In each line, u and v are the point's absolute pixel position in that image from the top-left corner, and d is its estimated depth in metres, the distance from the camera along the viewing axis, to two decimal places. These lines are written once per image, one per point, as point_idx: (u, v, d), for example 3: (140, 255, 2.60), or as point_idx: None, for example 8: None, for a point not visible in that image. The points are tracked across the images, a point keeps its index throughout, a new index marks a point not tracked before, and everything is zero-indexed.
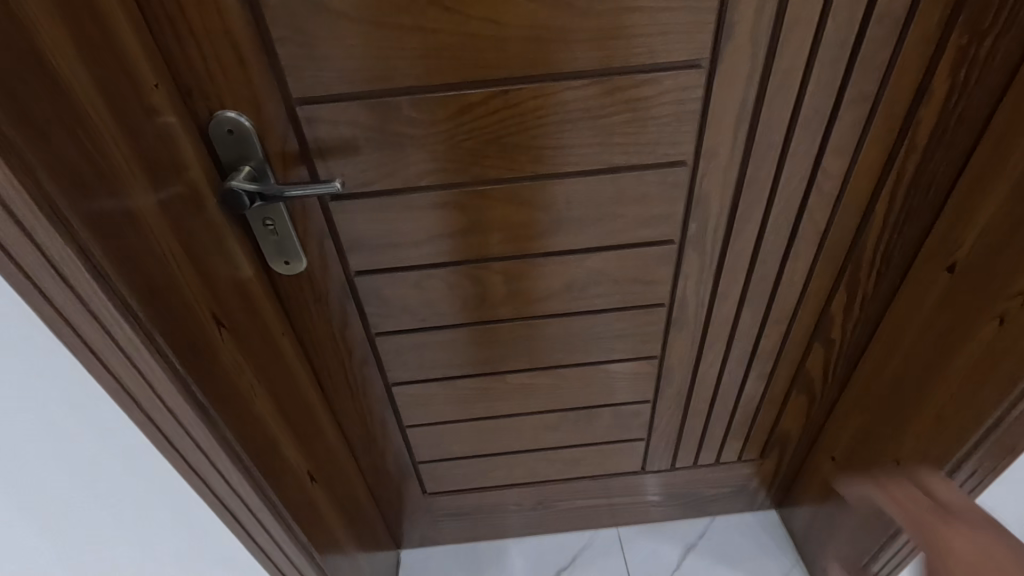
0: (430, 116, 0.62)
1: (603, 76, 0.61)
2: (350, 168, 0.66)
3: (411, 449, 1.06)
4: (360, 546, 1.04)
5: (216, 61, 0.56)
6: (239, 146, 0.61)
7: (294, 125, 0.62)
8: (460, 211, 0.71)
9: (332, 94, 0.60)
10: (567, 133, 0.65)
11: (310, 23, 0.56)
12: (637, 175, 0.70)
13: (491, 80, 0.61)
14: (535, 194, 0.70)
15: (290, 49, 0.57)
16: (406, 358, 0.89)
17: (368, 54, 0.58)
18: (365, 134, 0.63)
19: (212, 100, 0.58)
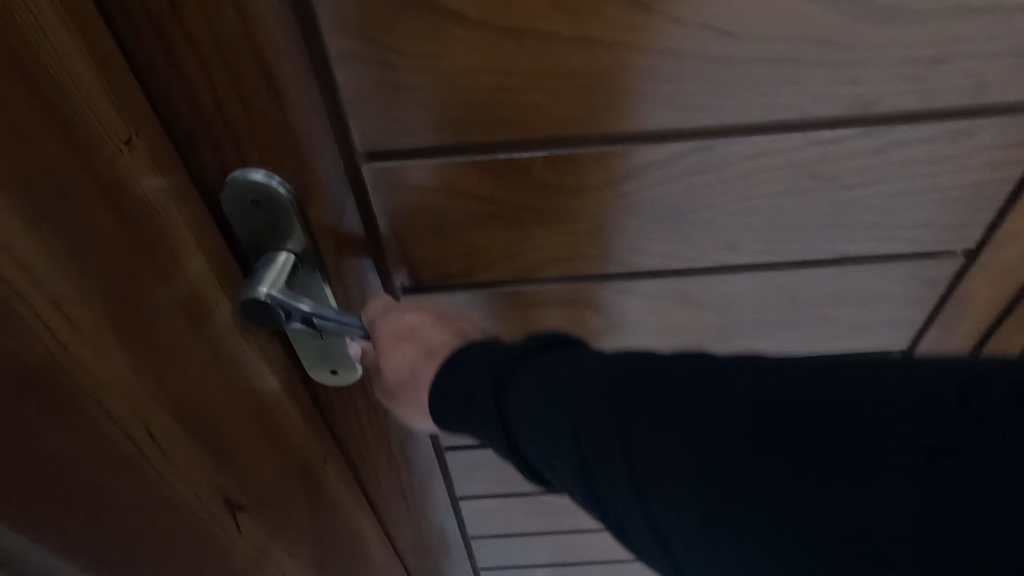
0: (574, 179, 0.39)
1: (878, 123, 0.36)
2: (438, 252, 0.43)
3: (472, 555, 0.85)
4: None
5: (231, 89, 0.32)
6: (269, 222, 0.37)
7: (357, 191, 0.38)
8: (592, 310, 0.48)
9: (422, 146, 0.37)
10: (789, 210, 0.40)
11: (397, 31, 0.32)
12: (875, 268, 0.45)
13: (686, 129, 0.36)
14: (712, 289, 0.46)
15: (360, 71, 0.33)
16: (482, 471, 0.68)
17: (491, 84, 0.34)
18: (468, 208, 0.40)
19: (226, 151, 0.34)
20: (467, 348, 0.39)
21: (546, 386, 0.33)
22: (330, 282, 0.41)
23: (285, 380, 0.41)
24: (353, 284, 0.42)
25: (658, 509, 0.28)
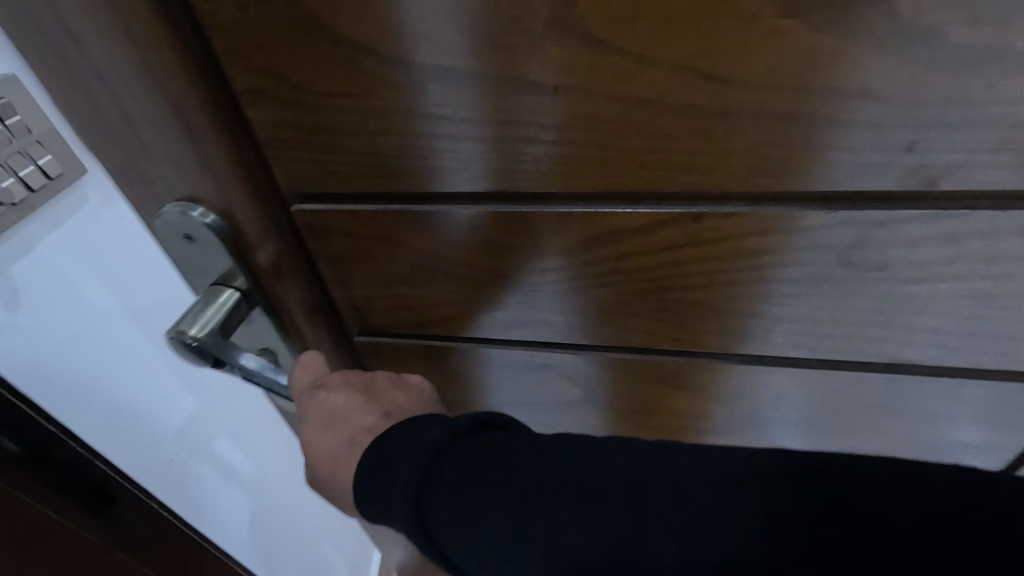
0: (536, 241, 0.32)
1: (945, 204, 0.26)
2: (389, 301, 0.38)
3: None
4: None
5: (140, 116, 0.27)
6: (209, 256, 0.32)
7: (291, 231, 0.34)
8: (568, 379, 0.41)
9: (353, 193, 0.31)
10: (813, 301, 0.31)
11: (304, 69, 0.26)
12: (946, 383, 0.34)
13: (669, 194, 0.28)
14: (711, 376, 0.38)
15: (271, 108, 0.28)
16: None
17: (420, 129, 0.28)
18: (405, 257, 0.35)
19: (153, 187, 0.30)
20: (392, 432, 0.29)
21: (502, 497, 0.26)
22: (280, 320, 0.37)
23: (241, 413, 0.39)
24: (302, 322, 0.38)
25: None
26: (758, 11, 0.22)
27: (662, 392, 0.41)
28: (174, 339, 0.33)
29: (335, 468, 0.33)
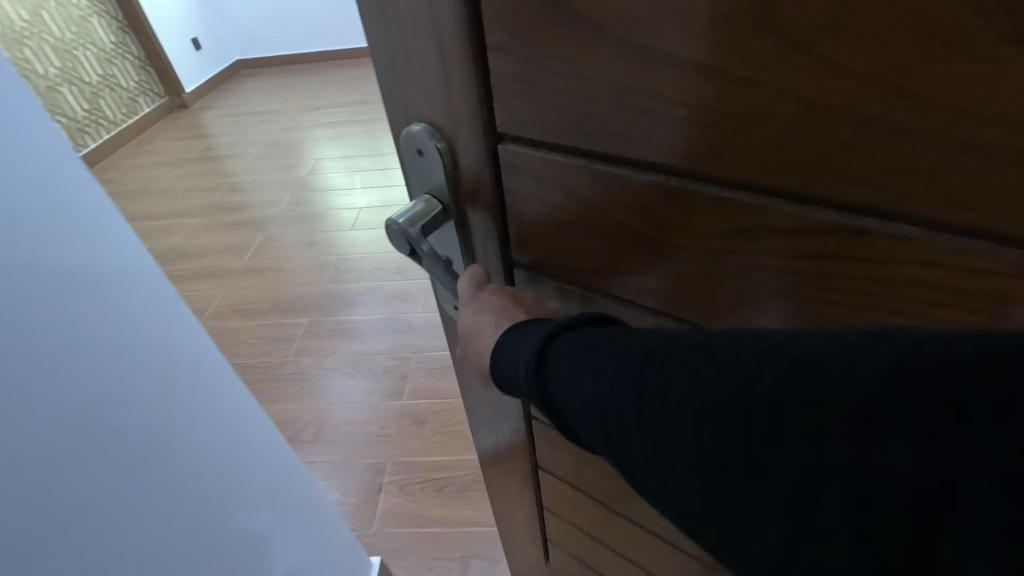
0: (690, 217, 0.37)
1: None
2: (550, 244, 0.45)
3: (541, 518, 0.94)
4: (510, 540, 1.08)
5: (417, 51, 0.38)
6: (429, 171, 0.45)
7: (493, 165, 0.42)
8: None
9: (547, 143, 0.38)
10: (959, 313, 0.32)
11: (538, 34, 0.33)
12: None
13: (828, 198, 0.31)
14: None
15: (506, 62, 0.35)
16: (560, 442, 0.73)
17: (620, 97, 0.33)
18: (573, 206, 0.41)
19: (411, 107, 0.43)
20: (516, 327, 0.44)
21: (580, 371, 0.38)
22: (462, 236, 0.49)
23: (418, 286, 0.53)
24: (477, 247, 0.49)
25: (679, 492, 0.33)
26: (980, 32, 0.23)
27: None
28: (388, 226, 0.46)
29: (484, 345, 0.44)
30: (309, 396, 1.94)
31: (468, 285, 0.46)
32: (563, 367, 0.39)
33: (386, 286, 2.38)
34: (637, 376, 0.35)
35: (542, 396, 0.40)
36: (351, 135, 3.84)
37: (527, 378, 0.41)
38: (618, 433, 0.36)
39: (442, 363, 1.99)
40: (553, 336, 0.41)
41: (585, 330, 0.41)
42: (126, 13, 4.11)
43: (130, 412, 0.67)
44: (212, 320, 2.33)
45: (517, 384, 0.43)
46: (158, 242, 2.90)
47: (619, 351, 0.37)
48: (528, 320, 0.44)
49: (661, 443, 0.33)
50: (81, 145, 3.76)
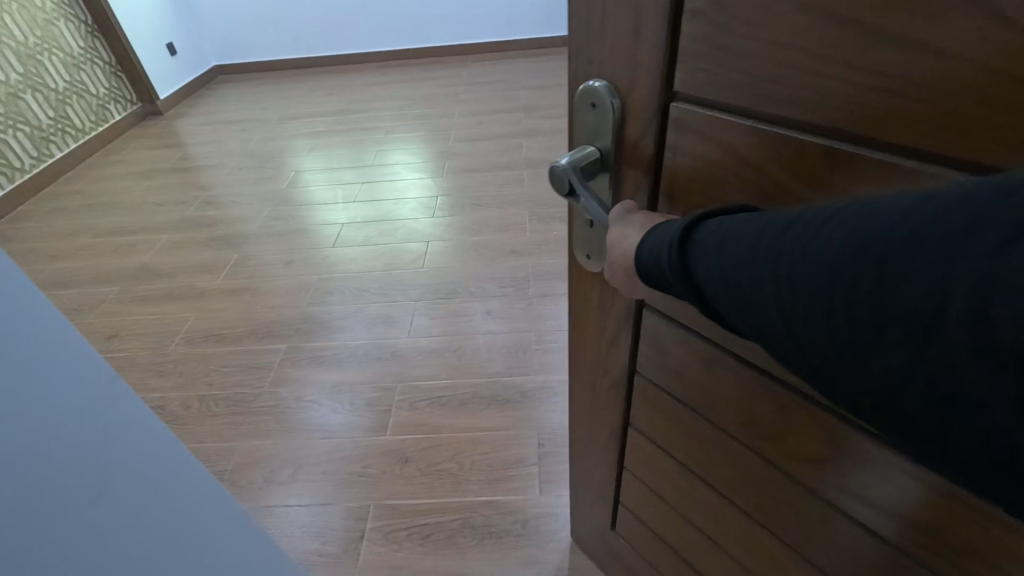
0: (828, 172, 0.46)
1: None
2: (693, 188, 0.57)
3: (623, 449, 1.09)
4: (587, 474, 1.25)
5: (616, 24, 0.54)
6: (600, 120, 0.61)
7: (659, 118, 0.56)
8: None
9: (716, 101, 0.51)
10: None
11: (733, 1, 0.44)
12: None
13: (967, 162, 0.39)
14: None
15: (697, 26, 0.48)
16: (657, 371, 0.87)
17: (791, 60, 0.43)
18: (730, 162, 0.53)
19: (593, 65, 0.59)
20: (655, 229, 0.49)
21: (717, 252, 0.41)
22: (614, 182, 0.65)
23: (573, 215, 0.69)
24: (628, 191, 0.64)
25: (818, 358, 0.35)
26: None
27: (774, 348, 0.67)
28: (553, 166, 0.61)
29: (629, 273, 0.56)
30: (286, 432, 1.81)
31: (618, 211, 0.60)
32: (703, 251, 0.42)
33: (369, 309, 2.27)
34: (772, 245, 0.37)
35: (683, 283, 0.44)
36: (333, 145, 3.76)
37: (669, 267, 0.45)
38: (753, 308, 0.38)
39: (427, 394, 1.88)
40: (690, 229, 0.45)
41: (720, 219, 0.43)
42: (94, 17, 3.94)
43: (36, 499, 0.54)
44: (182, 346, 2.18)
45: (663, 277, 0.47)
46: (125, 260, 2.74)
47: (757, 231, 0.39)
48: (665, 223, 0.49)
49: (798, 312, 0.35)
50: (48, 154, 3.59)
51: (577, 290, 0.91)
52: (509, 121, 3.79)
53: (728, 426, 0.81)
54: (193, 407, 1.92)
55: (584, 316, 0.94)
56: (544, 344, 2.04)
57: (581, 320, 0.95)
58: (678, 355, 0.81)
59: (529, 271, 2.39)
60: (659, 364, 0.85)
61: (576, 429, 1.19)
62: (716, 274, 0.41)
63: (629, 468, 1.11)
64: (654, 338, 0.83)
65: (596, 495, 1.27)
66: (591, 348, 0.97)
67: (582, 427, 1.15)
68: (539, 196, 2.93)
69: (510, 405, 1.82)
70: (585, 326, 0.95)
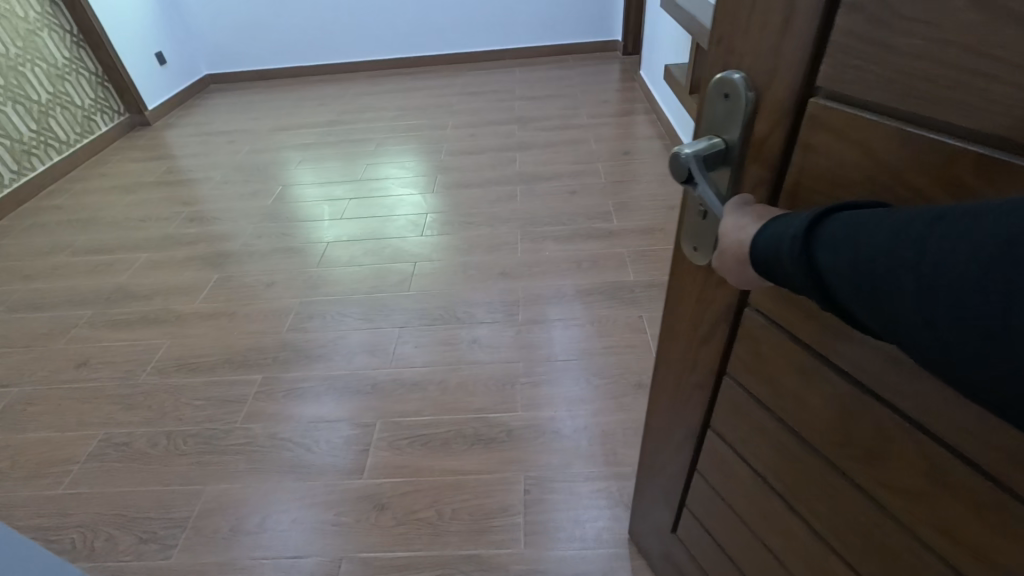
0: (977, 182, 0.44)
1: None
2: (817, 188, 0.57)
3: (696, 451, 1.03)
4: (653, 474, 1.21)
5: (765, 17, 0.55)
6: (731, 112, 0.61)
7: (796, 113, 0.56)
8: None
9: (859, 98, 0.51)
10: None
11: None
12: None
13: None
14: None
15: (854, 20, 0.48)
16: (750, 375, 0.81)
17: (949, 56, 0.42)
18: (866, 164, 0.52)
19: (734, 57, 0.60)
20: (772, 223, 0.51)
21: (846, 246, 0.42)
22: (734, 177, 0.64)
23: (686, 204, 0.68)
24: (747, 186, 0.63)
25: (959, 351, 0.36)
26: None
27: (887, 366, 0.59)
28: (675, 152, 0.61)
29: (745, 268, 0.55)
30: (256, 474, 1.69)
31: (734, 202, 0.59)
32: (831, 240, 0.44)
33: (351, 336, 2.16)
34: (915, 235, 0.38)
35: (803, 270, 0.46)
36: (325, 157, 3.67)
37: (789, 252, 0.47)
38: (884, 301, 0.39)
39: (409, 432, 1.77)
40: (816, 220, 0.46)
41: (845, 216, 0.45)
42: (80, 27, 3.86)
43: None
44: (154, 376, 2.07)
45: (779, 265, 0.49)
46: (102, 281, 2.63)
47: (891, 227, 0.40)
48: (784, 217, 0.51)
49: (936, 306, 0.36)
50: (30, 168, 3.49)
51: (674, 280, 0.88)
52: (503, 133, 3.70)
53: (817, 443, 0.73)
54: (160, 445, 1.81)
55: (677, 307, 0.90)
56: (533, 377, 1.92)
57: (674, 312, 0.91)
58: (775, 360, 0.75)
59: (521, 295, 2.29)
60: (750, 365, 0.80)
61: (652, 423, 1.15)
62: (847, 261, 0.42)
63: (700, 472, 1.05)
64: (751, 337, 0.77)
65: (660, 491, 1.22)
66: (680, 342, 0.93)
67: (658, 422, 1.12)
68: (532, 213, 2.83)
69: (496, 445, 1.70)
70: (676, 318, 0.92)
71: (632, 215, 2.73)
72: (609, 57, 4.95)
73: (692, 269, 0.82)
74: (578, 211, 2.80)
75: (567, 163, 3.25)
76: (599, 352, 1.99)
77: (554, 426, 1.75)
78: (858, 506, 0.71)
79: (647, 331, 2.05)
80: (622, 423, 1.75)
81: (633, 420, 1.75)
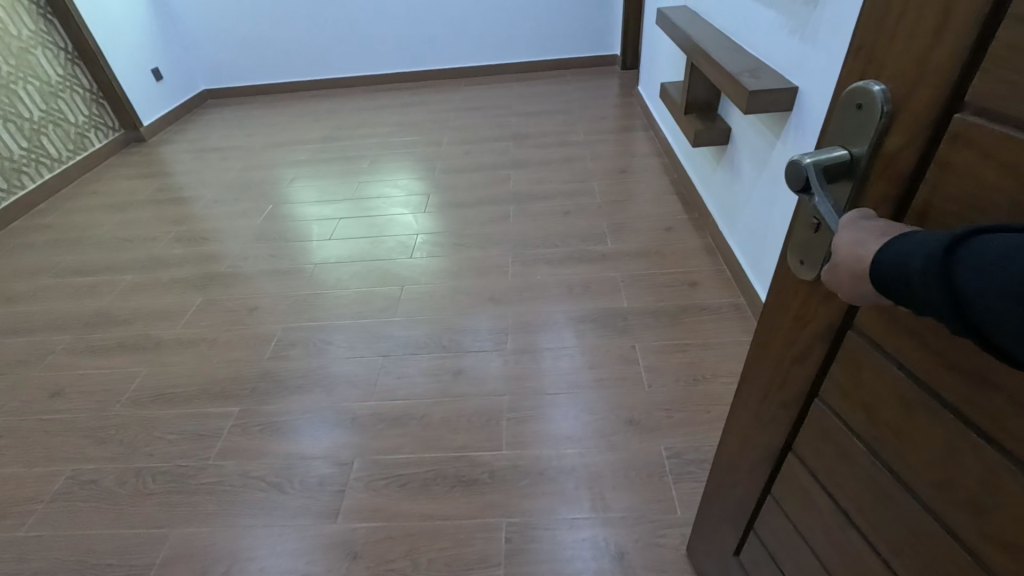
0: None
1: None
2: (951, 213, 0.50)
3: (774, 474, 0.94)
4: (722, 491, 1.14)
5: (914, 24, 0.49)
6: (861, 125, 0.55)
7: (938, 128, 0.49)
8: None
9: (1014, 116, 0.43)
10: None
11: None
12: None
13: None
14: None
15: (1019, 31, 0.41)
16: (844, 402, 0.72)
17: None
18: (1017, 190, 0.44)
19: (873, 67, 0.54)
20: (893, 243, 0.47)
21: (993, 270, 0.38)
22: (856, 194, 0.58)
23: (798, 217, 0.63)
24: (868, 204, 0.57)
25: None
26: None
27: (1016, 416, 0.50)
28: (792, 161, 0.57)
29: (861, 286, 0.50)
30: (225, 518, 1.61)
31: (854, 217, 0.54)
32: (973, 262, 0.39)
33: (336, 366, 2.09)
34: None
35: (938, 294, 0.41)
36: (318, 174, 3.63)
37: (921, 271, 0.42)
38: None
39: (388, 472, 1.69)
40: (954, 239, 0.41)
41: (989, 236, 0.40)
42: (75, 44, 3.83)
43: None
44: (128, 407, 2.00)
45: (907, 287, 0.44)
46: (84, 304, 2.57)
47: None
48: (908, 235, 0.46)
49: None
50: (21, 186, 3.46)
51: (772, 292, 0.80)
52: (498, 150, 3.64)
53: (916, 485, 0.64)
54: (129, 483, 1.74)
55: (772, 321, 0.82)
56: (518, 412, 1.83)
57: (767, 325, 0.83)
58: (877, 389, 0.66)
59: (514, 321, 2.21)
60: (846, 391, 0.71)
61: (730, 436, 1.07)
62: (994, 283, 0.38)
63: (776, 497, 0.96)
64: (852, 360, 0.69)
65: (727, 509, 1.14)
66: (771, 358, 0.85)
67: (735, 437, 1.04)
68: (524, 234, 2.76)
69: (477, 488, 1.62)
70: (769, 333, 0.84)
71: (630, 235, 2.66)
72: (607, 71, 4.90)
73: (790, 283, 0.74)
74: (575, 231, 2.73)
75: (563, 181, 3.18)
76: (590, 385, 1.90)
77: (541, 467, 1.66)
78: (957, 562, 0.61)
79: (640, 363, 1.96)
80: (613, 462, 1.66)
81: (626, 460, 1.66)
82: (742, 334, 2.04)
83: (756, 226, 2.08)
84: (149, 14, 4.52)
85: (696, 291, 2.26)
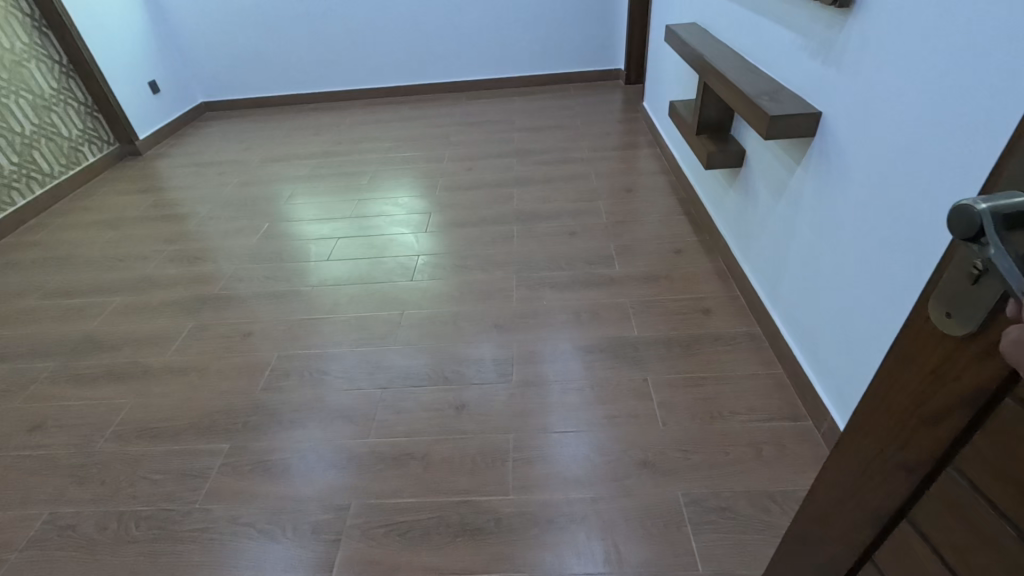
0: None
1: None
2: None
3: (879, 545, 0.80)
4: (808, 548, 1.00)
5: None
6: None
7: None
8: None
9: None
10: None
11: None
12: None
13: None
14: None
15: None
16: (989, 480, 0.58)
17: None
18: None
19: None
20: None
21: None
22: None
23: (959, 271, 0.52)
24: None
25: None
26: None
27: None
28: (963, 202, 0.48)
29: None
30: (211, 570, 1.50)
31: None
32: None
33: (331, 398, 1.98)
34: None
35: None
36: (316, 190, 3.54)
37: None
38: None
39: (386, 519, 1.58)
40: None
41: None
42: (71, 58, 3.76)
43: None
44: (111, 444, 1.89)
45: None
46: (70, 329, 2.47)
47: None
48: None
49: None
50: (10, 203, 3.36)
51: (902, 334, 0.66)
52: (501, 167, 3.57)
53: None
54: (110, 530, 1.62)
55: (894, 369, 0.68)
56: (524, 452, 1.73)
57: (888, 372, 0.69)
58: None
59: (518, 350, 2.11)
60: (992, 466, 0.57)
61: (822, 488, 0.92)
62: None
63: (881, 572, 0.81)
64: (1006, 430, 0.55)
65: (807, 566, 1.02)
66: (888, 412, 0.71)
67: (827, 492, 0.90)
68: (528, 256, 2.67)
69: (482, 538, 1.51)
70: (889, 382, 0.70)
71: (638, 258, 2.57)
72: (610, 85, 4.86)
73: (923, 331, 0.61)
74: (581, 254, 2.64)
75: (568, 200, 3.10)
76: (600, 423, 1.80)
77: (550, 514, 1.55)
78: None
79: (653, 398, 1.86)
80: (627, 510, 1.55)
81: (642, 506, 1.55)
82: (759, 367, 1.94)
83: (774, 249, 1.98)
84: (146, 26, 4.46)
85: (710, 319, 2.16)
